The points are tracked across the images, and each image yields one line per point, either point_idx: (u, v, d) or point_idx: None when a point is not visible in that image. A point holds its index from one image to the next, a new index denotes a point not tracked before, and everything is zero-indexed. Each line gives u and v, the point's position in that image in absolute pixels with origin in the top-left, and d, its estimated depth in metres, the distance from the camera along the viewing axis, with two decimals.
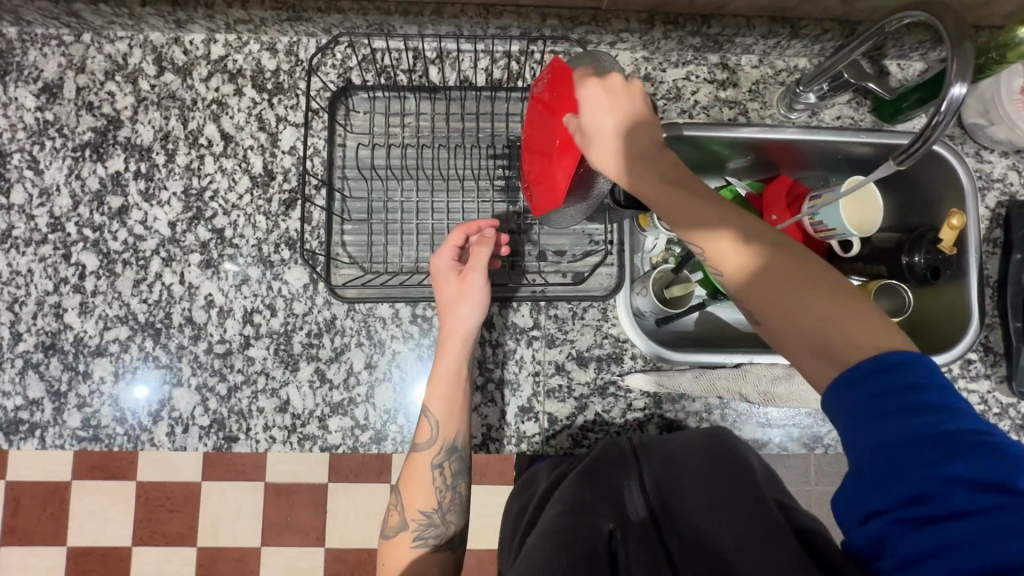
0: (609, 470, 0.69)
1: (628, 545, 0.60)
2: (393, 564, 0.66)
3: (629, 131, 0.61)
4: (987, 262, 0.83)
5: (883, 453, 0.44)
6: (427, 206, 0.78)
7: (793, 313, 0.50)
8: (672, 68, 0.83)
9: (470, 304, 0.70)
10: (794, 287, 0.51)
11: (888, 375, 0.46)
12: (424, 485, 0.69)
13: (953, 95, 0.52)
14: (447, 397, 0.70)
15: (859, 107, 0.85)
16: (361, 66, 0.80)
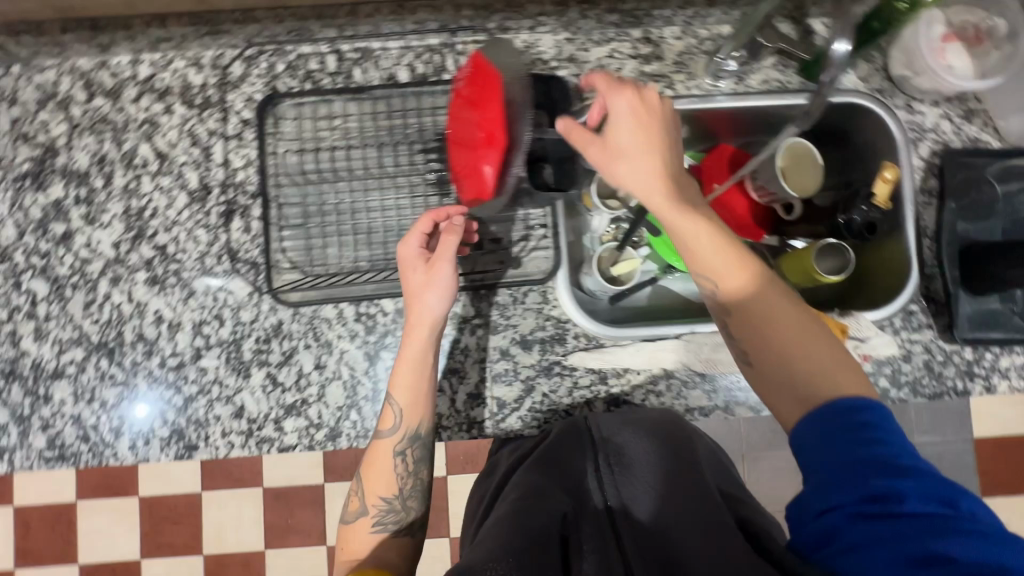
0: (564, 457, 0.69)
1: (579, 526, 0.57)
2: (353, 549, 0.69)
3: (657, 158, 0.64)
4: (924, 212, 0.83)
5: (841, 464, 0.49)
6: (361, 206, 0.79)
7: (786, 353, 0.57)
8: (595, 46, 0.83)
9: (436, 291, 0.71)
10: (789, 329, 0.58)
11: (852, 409, 0.52)
12: (386, 471, 0.70)
13: (838, 51, 0.54)
14: (410, 383, 0.72)
15: (785, 70, 0.84)
16: (286, 74, 0.81)
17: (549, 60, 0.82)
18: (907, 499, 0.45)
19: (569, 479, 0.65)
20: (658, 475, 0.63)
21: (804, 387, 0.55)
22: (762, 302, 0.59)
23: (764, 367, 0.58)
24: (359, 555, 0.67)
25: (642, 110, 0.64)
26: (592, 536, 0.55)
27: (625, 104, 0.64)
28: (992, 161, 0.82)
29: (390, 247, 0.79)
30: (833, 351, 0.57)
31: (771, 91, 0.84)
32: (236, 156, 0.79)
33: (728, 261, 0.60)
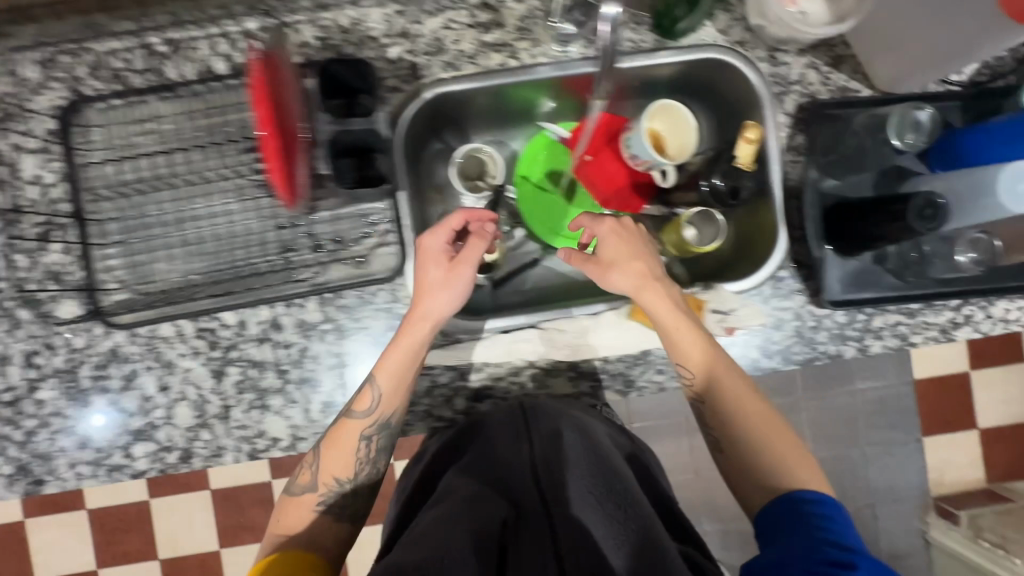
0: (494, 444, 0.67)
1: (517, 534, 0.54)
2: (286, 522, 0.69)
3: (649, 266, 0.74)
4: (791, 172, 0.79)
5: (799, 532, 0.60)
6: (186, 214, 0.73)
7: (752, 442, 0.69)
8: (429, 17, 0.76)
9: (451, 294, 0.70)
10: (759, 417, 0.70)
11: (805, 500, 0.63)
12: (345, 456, 0.69)
13: None
14: (395, 372, 0.69)
15: (639, 26, 0.78)
16: (88, 75, 0.73)
17: (380, 36, 0.75)
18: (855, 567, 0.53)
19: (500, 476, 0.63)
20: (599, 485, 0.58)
21: (768, 472, 0.68)
22: (733, 404, 0.70)
23: (738, 459, 0.70)
24: (294, 532, 0.68)
25: (623, 232, 0.76)
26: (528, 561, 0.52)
27: (598, 221, 0.77)
28: (862, 112, 0.77)
29: (222, 257, 0.74)
30: (796, 448, 0.69)
31: (624, 53, 0.78)
32: (45, 171, 0.73)
33: (717, 361, 0.71)
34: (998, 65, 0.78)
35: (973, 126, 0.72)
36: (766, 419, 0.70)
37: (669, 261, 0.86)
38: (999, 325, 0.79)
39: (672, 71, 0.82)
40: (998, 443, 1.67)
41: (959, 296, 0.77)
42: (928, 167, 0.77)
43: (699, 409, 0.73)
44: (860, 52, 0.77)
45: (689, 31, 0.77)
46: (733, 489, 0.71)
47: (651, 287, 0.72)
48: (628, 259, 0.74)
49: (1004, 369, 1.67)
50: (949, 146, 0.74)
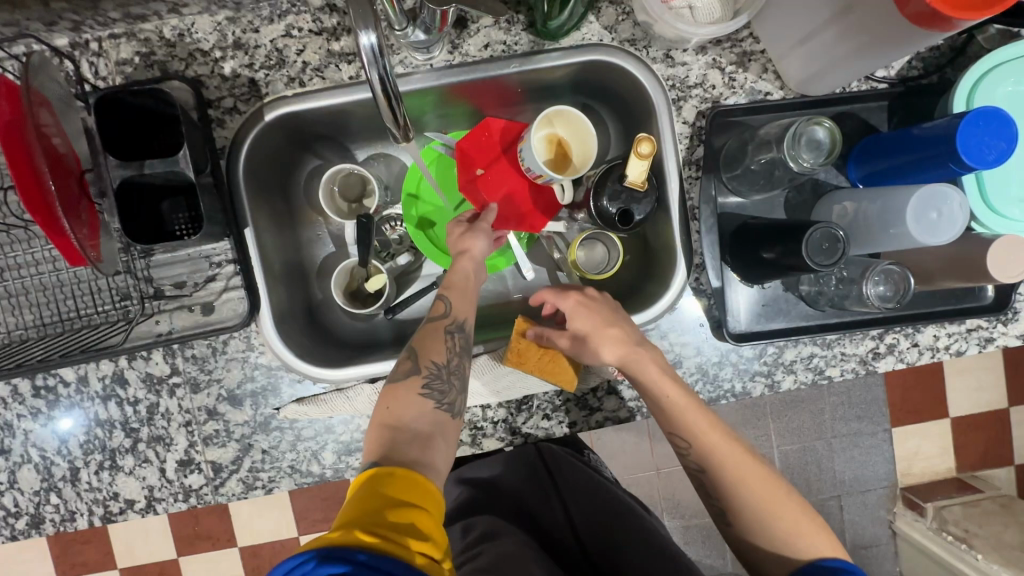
0: (534, 509, 0.82)
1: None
2: (395, 411, 0.58)
3: (623, 329, 0.66)
4: (691, 189, 0.70)
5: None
6: (5, 263, 0.66)
7: (754, 506, 0.62)
8: (267, 25, 0.66)
9: (484, 234, 0.72)
10: (762, 490, 0.62)
11: (832, 570, 0.58)
12: (440, 346, 0.62)
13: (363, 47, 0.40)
14: (461, 286, 0.67)
15: (511, 27, 0.67)
16: None
17: (210, 49, 0.66)
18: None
19: (543, 533, 0.80)
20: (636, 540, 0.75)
21: (785, 547, 0.60)
22: (730, 465, 0.63)
23: (743, 525, 0.63)
24: (402, 424, 0.57)
25: (590, 308, 0.68)
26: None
27: (560, 298, 0.69)
28: (771, 119, 0.68)
29: (50, 309, 0.66)
30: (800, 503, 0.62)
31: (495, 58, 0.68)
32: None
33: (711, 437, 0.63)
34: (932, 56, 0.67)
35: (896, 132, 0.63)
36: (771, 486, 0.62)
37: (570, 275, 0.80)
38: (925, 354, 0.71)
39: (560, 75, 0.71)
40: (974, 431, 1.51)
41: (878, 326, 0.69)
42: (847, 176, 0.68)
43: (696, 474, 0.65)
44: (770, 48, 0.66)
45: (568, 31, 0.66)
46: (747, 562, 0.64)
47: (630, 355, 0.64)
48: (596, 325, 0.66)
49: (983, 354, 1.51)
50: (869, 157, 0.65)
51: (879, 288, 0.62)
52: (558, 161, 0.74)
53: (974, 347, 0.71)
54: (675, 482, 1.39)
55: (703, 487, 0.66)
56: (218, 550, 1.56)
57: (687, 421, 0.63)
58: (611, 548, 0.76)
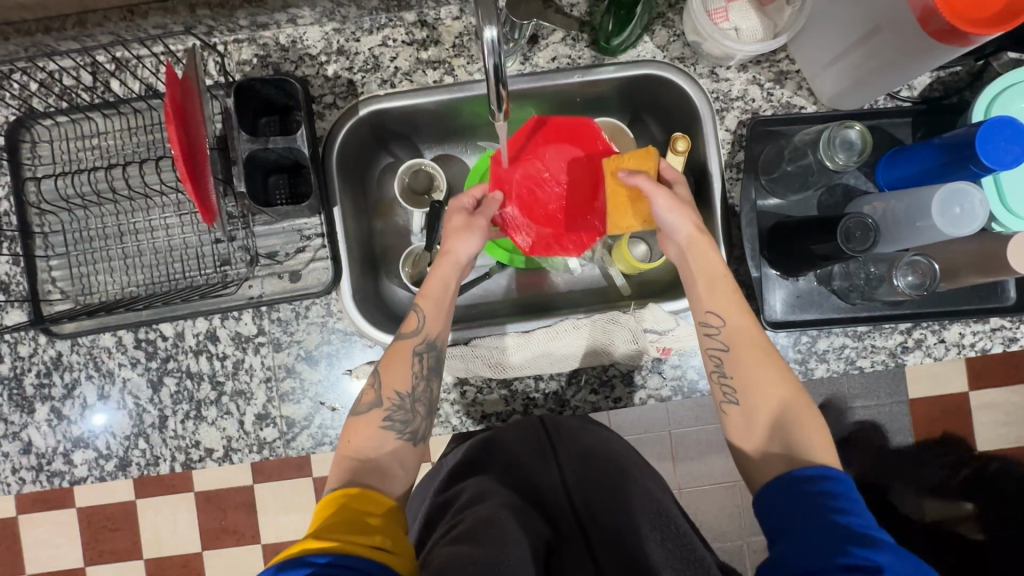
0: (527, 470, 0.79)
1: (560, 544, 0.71)
2: (355, 444, 0.65)
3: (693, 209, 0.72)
4: (732, 190, 0.77)
5: (808, 525, 0.53)
6: (128, 228, 0.75)
7: (765, 389, 0.64)
8: (366, 35, 0.77)
9: (475, 236, 0.75)
10: (776, 382, 0.64)
11: (814, 478, 0.56)
12: (404, 372, 0.68)
13: (489, 39, 0.48)
14: (437, 298, 0.72)
15: (576, 43, 0.78)
16: (40, 93, 0.75)
17: (317, 54, 0.76)
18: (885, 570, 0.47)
19: (539, 495, 0.77)
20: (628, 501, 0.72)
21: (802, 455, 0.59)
22: (756, 349, 0.66)
23: (751, 406, 0.64)
24: (365, 456, 0.64)
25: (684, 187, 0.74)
26: (575, 551, 0.69)
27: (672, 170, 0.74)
28: (804, 129, 0.75)
29: (159, 270, 0.75)
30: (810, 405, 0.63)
31: (561, 69, 0.78)
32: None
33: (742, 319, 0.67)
34: (952, 79, 0.75)
35: (918, 143, 0.71)
36: (777, 389, 0.64)
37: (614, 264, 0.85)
38: (951, 350, 0.76)
39: (614, 87, 0.81)
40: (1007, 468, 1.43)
41: (906, 320, 0.74)
42: (875, 181, 0.76)
43: (718, 357, 0.67)
44: (804, 68, 0.75)
45: (625, 48, 0.76)
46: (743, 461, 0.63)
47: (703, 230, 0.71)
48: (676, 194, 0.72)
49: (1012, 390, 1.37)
50: (897, 163, 0.72)
51: (908, 278, 0.68)
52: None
53: (999, 346, 0.76)
54: (712, 499, 1.35)
55: (727, 410, 0.66)
56: (240, 546, 1.51)
57: (719, 293, 0.68)
58: (605, 506, 0.72)
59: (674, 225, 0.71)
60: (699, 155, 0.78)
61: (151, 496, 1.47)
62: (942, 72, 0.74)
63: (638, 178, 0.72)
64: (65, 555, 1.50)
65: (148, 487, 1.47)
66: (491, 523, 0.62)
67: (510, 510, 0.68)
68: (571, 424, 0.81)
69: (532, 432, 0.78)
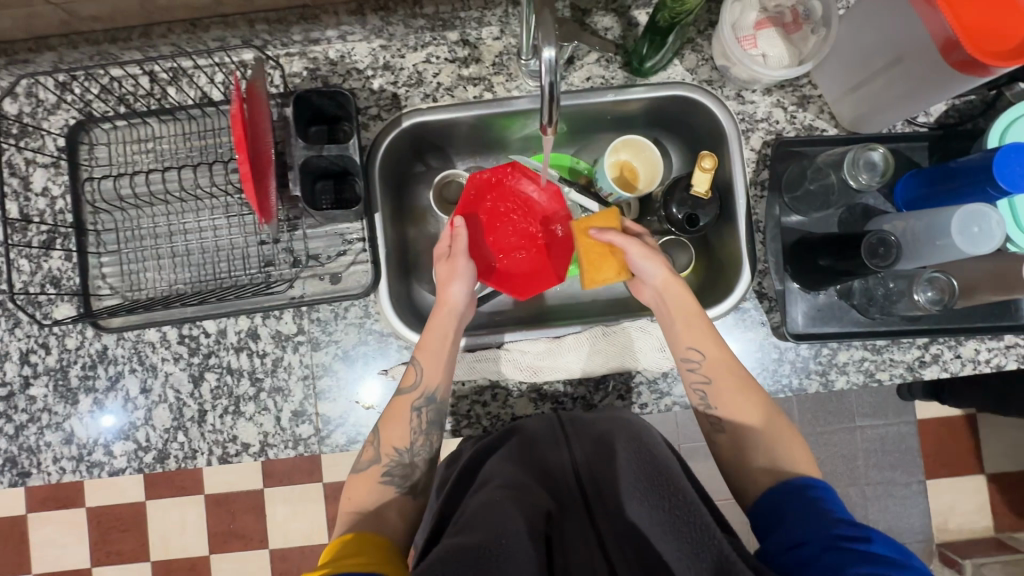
0: (541, 452, 0.72)
1: (561, 524, 0.68)
2: (357, 500, 0.69)
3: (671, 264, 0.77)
4: (756, 207, 0.81)
5: (798, 515, 0.57)
6: (178, 227, 0.79)
7: (749, 420, 0.68)
8: (411, 52, 0.81)
9: (460, 281, 0.78)
10: (761, 418, 0.68)
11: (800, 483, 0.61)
12: (401, 428, 0.72)
13: (547, 58, 0.52)
14: (428, 348, 0.74)
15: (610, 65, 0.82)
16: (100, 98, 0.79)
17: (364, 69, 0.81)
18: (870, 542, 0.51)
19: (550, 477, 0.72)
20: (637, 478, 0.64)
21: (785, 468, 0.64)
22: (735, 387, 0.70)
23: (737, 436, 0.68)
24: (362, 510, 0.67)
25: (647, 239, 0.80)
26: (576, 534, 0.68)
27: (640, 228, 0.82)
28: (827, 150, 0.79)
29: (206, 269, 0.78)
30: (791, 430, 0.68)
31: (595, 88, 0.82)
32: (55, 184, 0.80)
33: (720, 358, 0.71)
34: (965, 108, 0.79)
35: (935, 167, 0.75)
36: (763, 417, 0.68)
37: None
38: (967, 365, 0.78)
39: (642, 107, 0.85)
40: (1013, 491, 1.42)
41: (924, 335, 0.77)
42: (893, 204, 0.79)
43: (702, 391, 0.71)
44: (826, 93, 0.79)
45: (658, 69, 0.80)
46: (737, 489, 0.67)
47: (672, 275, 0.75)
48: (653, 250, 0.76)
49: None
50: (914, 186, 0.76)
51: (928, 294, 0.72)
52: (627, 183, 0.90)
53: (1014, 362, 0.78)
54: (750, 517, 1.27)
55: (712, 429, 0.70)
56: (248, 551, 1.40)
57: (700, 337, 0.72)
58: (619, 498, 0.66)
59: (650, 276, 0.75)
60: (725, 173, 0.82)
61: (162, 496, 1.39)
62: (956, 101, 0.78)
63: (609, 235, 0.78)
64: (67, 558, 1.40)
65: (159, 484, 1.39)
66: (492, 510, 0.60)
67: (507, 491, 0.65)
68: (590, 418, 0.73)
69: (543, 420, 0.74)
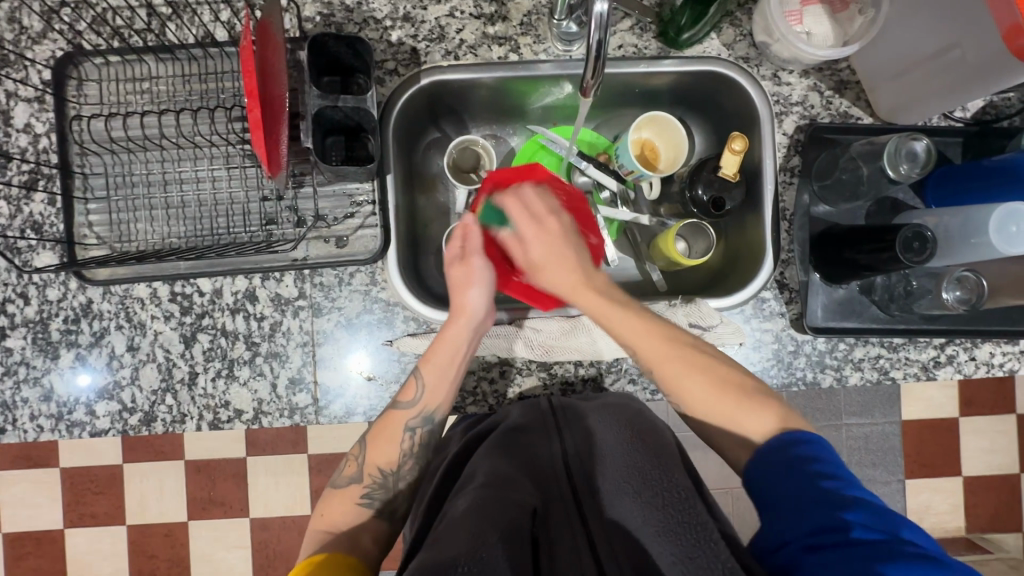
0: (530, 441, 0.66)
1: (547, 522, 0.59)
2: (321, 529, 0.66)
3: (569, 270, 0.69)
4: (784, 194, 0.78)
5: (785, 497, 0.53)
6: (174, 177, 0.73)
7: (704, 403, 0.62)
8: (434, 4, 0.76)
9: (479, 285, 0.71)
10: (720, 396, 0.61)
11: (788, 446, 0.56)
12: (392, 448, 0.68)
13: (599, 12, 0.50)
14: (440, 366, 0.69)
15: (644, 33, 0.78)
16: (91, 30, 0.73)
17: (383, 18, 0.75)
18: (851, 527, 0.48)
19: (540, 471, 0.64)
20: (629, 472, 0.59)
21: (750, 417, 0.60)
22: (675, 379, 0.64)
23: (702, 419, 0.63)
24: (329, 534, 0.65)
25: (524, 214, 0.72)
26: (561, 529, 0.58)
27: (536, 197, 0.73)
28: (862, 139, 0.76)
29: (203, 223, 0.73)
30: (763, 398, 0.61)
31: (627, 57, 0.78)
32: (39, 121, 0.73)
33: (659, 347, 0.64)
34: (1003, 105, 0.77)
35: (967, 164, 0.73)
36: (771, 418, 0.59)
37: (657, 259, 0.86)
38: (981, 368, 0.78)
39: (670, 82, 0.80)
40: (986, 494, 1.44)
41: (942, 335, 0.75)
42: (923, 200, 0.77)
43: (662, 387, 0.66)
44: (865, 79, 0.76)
45: (693, 42, 0.76)
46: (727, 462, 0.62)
47: (563, 251, 0.70)
48: (536, 257, 0.71)
49: (993, 418, 1.44)
50: (947, 182, 0.74)
51: (956, 293, 0.70)
52: (647, 162, 0.85)
53: None
54: (742, 508, 1.26)
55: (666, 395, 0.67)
56: (228, 519, 1.36)
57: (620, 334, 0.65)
58: (610, 495, 0.59)
59: (539, 260, 0.70)
60: (755, 156, 0.78)
61: (141, 460, 1.35)
62: (995, 97, 0.76)
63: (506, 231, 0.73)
64: (39, 518, 1.36)
65: (138, 449, 1.34)
66: (485, 513, 0.54)
67: (489, 491, 0.57)
68: (583, 407, 0.69)
69: (535, 411, 0.69)
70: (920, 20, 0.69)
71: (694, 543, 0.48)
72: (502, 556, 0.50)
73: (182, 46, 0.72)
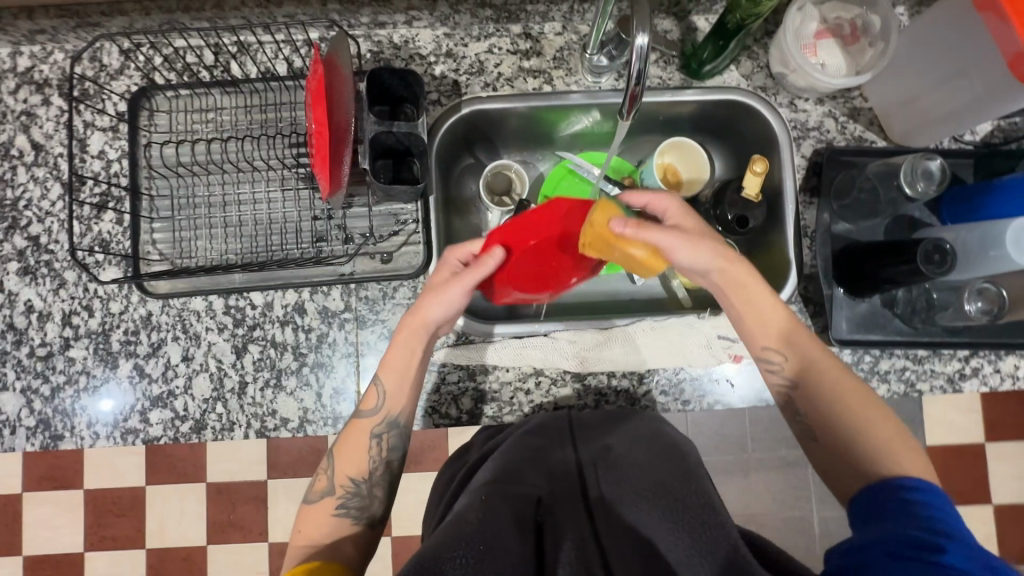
0: (542, 445, 0.68)
1: (552, 511, 0.61)
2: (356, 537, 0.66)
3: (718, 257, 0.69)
4: (805, 213, 0.82)
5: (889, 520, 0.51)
6: (232, 198, 0.79)
7: (859, 428, 0.60)
8: (474, 42, 0.83)
9: (439, 298, 0.71)
10: (882, 429, 0.59)
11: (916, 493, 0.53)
12: (359, 455, 0.68)
13: (640, 44, 0.56)
14: (399, 370, 0.70)
15: (667, 66, 0.84)
16: (163, 67, 0.80)
17: (427, 55, 0.82)
18: (947, 553, 0.46)
19: (554, 469, 0.65)
20: (643, 483, 0.60)
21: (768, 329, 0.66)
22: (829, 389, 0.62)
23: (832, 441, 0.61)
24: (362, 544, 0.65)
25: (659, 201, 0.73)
26: (567, 519, 0.60)
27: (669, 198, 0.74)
28: (876, 160, 0.80)
29: (258, 241, 0.78)
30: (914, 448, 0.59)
31: (652, 87, 0.83)
32: (112, 148, 0.80)
33: (811, 351, 0.64)
34: (1011, 129, 0.82)
35: (979, 183, 0.77)
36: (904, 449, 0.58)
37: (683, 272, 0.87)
38: (1006, 380, 0.79)
39: (691, 110, 0.86)
40: (1016, 523, 1.40)
41: (967, 347, 0.77)
42: (938, 218, 0.80)
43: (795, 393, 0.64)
44: (878, 106, 0.81)
45: (714, 74, 0.82)
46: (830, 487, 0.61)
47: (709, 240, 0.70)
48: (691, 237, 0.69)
49: None
50: (962, 200, 0.77)
51: (978, 304, 0.74)
52: (671, 184, 0.89)
53: None
54: (766, 532, 1.24)
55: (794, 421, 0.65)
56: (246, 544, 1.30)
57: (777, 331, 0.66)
58: (619, 499, 0.59)
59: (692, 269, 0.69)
60: (774, 178, 0.83)
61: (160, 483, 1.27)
62: (1002, 121, 0.80)
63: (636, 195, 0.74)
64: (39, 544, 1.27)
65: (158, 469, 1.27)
66: (485, 513, 0.55)
67: (498, 489, 0.60)
68: (604, 430, 0.70)
69: (553, 422, 0.72)
70: (928, 54, 0.75)
71: (706, 536, 0.51)
72: (509, 544, 0.54)
73: (246, 79, 0.79)
